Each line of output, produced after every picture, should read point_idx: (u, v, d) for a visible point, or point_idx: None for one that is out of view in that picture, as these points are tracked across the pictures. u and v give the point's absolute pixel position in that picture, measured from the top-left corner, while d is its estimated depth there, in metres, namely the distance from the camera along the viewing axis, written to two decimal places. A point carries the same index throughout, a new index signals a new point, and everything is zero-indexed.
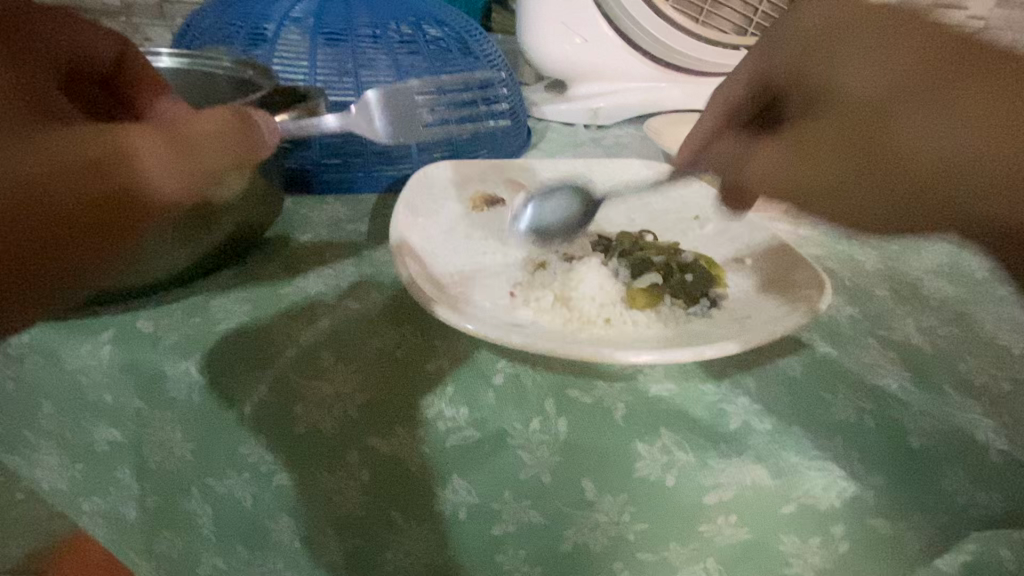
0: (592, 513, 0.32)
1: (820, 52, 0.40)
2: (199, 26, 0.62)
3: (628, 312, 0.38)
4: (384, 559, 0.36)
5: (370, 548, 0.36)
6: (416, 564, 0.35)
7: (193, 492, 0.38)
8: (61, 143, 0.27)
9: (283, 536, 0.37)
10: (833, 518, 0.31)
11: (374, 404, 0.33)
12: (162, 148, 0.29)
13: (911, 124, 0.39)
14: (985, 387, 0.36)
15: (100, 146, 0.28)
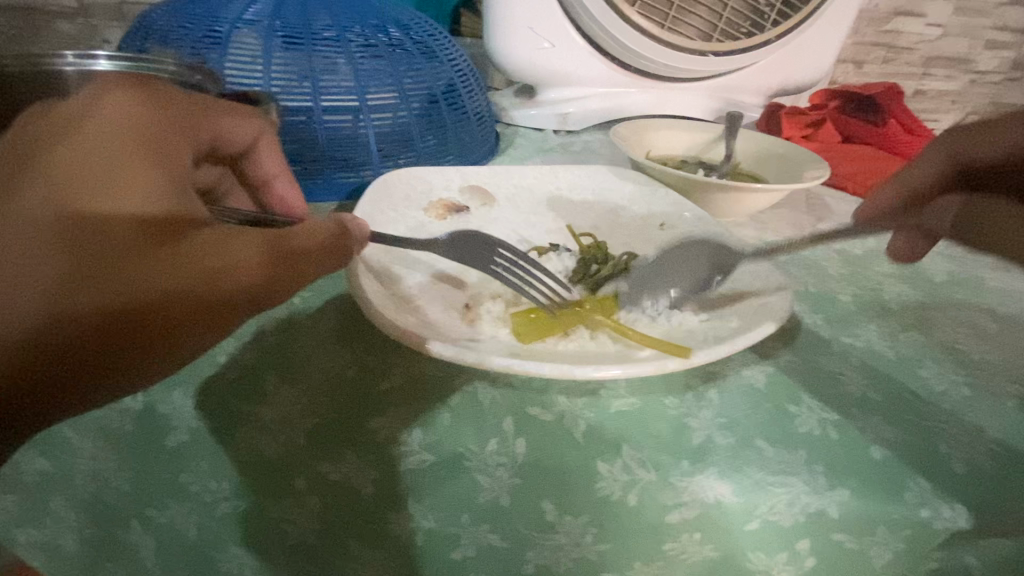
0: (553, 535, 0.30)
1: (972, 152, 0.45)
2: (150, 27, 0.59)
3: (594, 336, 0.37)
4: None
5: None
6: None
7: (133, 525, 0.32)
8: (188, 258, 0.27)
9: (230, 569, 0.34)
10: (799, 532, 0.30)
11: (321, 428, 0.31)
12: (255, 264, 0.29)
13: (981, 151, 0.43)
14: (947, 393, 0.36)
15: (187, 261, 0.27)
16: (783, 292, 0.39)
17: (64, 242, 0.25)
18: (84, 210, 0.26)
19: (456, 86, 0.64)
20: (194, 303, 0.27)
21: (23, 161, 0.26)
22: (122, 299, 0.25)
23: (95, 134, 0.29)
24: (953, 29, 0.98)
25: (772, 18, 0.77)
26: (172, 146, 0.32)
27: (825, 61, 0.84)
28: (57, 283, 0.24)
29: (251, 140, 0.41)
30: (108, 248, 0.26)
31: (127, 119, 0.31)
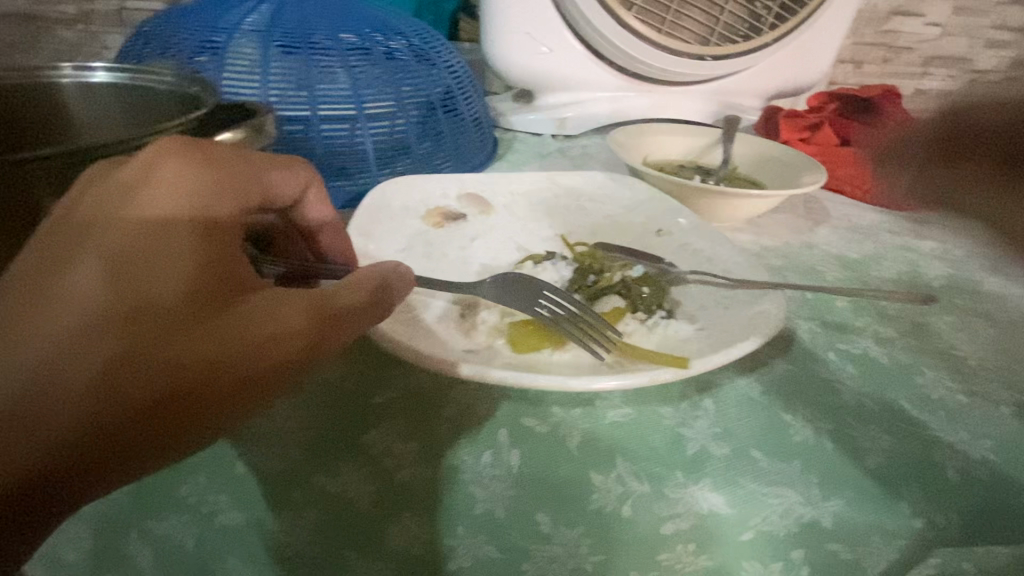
0: (548, 546, 0.29)
1: None
2: (148, 37, 0.60)
3: (589, 344, 0.36)
4: None
5: None
6: None
7: (131, 536, 0.32)
8: (235, 332, 0.28)
9: None
10: (798, 543, 0.29)
11: (318, 444, 0.32)
12: (303, 334, 0.29)
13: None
14: (942, 400, 0.36)
15: (234, 335, 0.28)
16: (779, 299, 0.39)
17: (118, 322, 0.26)
18: (138, 289, 0.27)
19: (453, 92, 0.64)
20: (242, 377, 0.28)
21: (80, 240, 0.28)
22: (175, 378, 0.26)
23: (146, 206, 0.29)
24: (953, 28, 0.98)
25: (769, 20, 0.77)
26: (225, 210, 0.32)
27: (823, 62, 0.84)
28: (119, 366, 0.26)
29: (302, 188, 0.38)
30: (158, 324, 0.27)
31: (180, 186, 0.30)
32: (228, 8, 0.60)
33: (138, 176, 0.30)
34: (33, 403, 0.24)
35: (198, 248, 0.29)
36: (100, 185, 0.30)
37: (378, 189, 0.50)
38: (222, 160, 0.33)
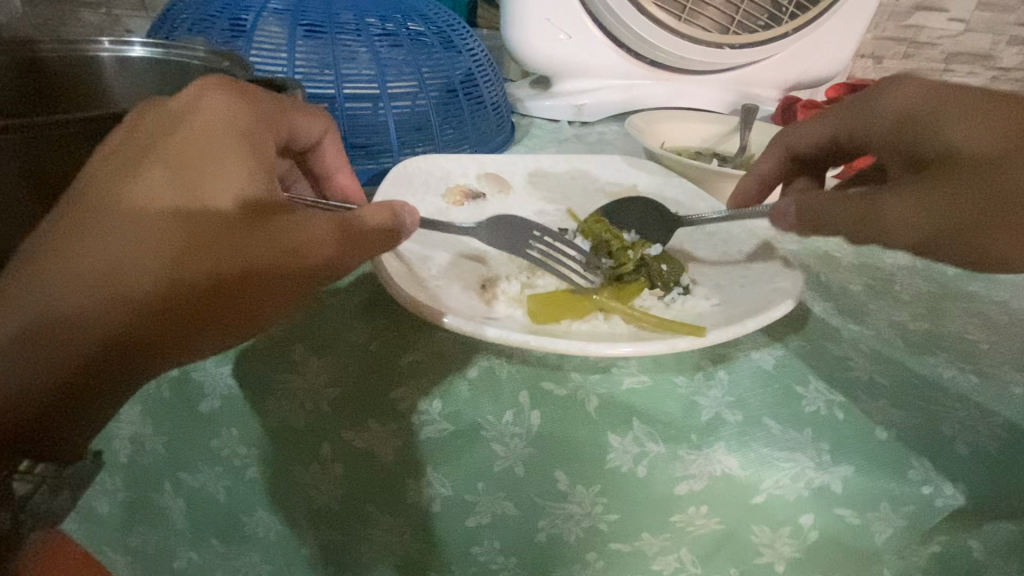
0: (565, 504, 0.32)
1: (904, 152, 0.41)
2: (177, 16, 0.62)
3: (610, 320, 0.38)
4: (360, 552, 0.35)
5: (346, 542, 0.35)
6: (392, 558, 0.35)
7: (165, 489, 0.35)
8: (276, 233, 0.29)
9: (258, 530, 0.36)
10: (803, 507, 0.31)
11: (346, 400, 0.32)
12: (336, 240, 0.31)
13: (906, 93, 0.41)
14: (954, 380, 0.36)
15: (277, 234, 0.29)
16: (794, 275, 0.40)
17: (177, 214, 0.28)
18: (194, 186, 0.29)
19: (474, 77, 0.65)
20: (284, 272, 0.29)
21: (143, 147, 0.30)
22: (226, 268, 0.27)
23: (204, 122, 0.32)
24: (977, 24, 0.97)
25: (789, 10, 0.77)
26: (261, 137, 0.34)
27: (843, 54, 0.84)
28: (172, 256, 0.27)
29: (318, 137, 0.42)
30: (206, 221, 0.28)
31: (227, 111, 0.33)
32: None
33: (187, 101, 0.32)
34: (90, 281, 0.25)
35: (240, 159, 0.31)
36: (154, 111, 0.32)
37: (402, 163, 0.51)
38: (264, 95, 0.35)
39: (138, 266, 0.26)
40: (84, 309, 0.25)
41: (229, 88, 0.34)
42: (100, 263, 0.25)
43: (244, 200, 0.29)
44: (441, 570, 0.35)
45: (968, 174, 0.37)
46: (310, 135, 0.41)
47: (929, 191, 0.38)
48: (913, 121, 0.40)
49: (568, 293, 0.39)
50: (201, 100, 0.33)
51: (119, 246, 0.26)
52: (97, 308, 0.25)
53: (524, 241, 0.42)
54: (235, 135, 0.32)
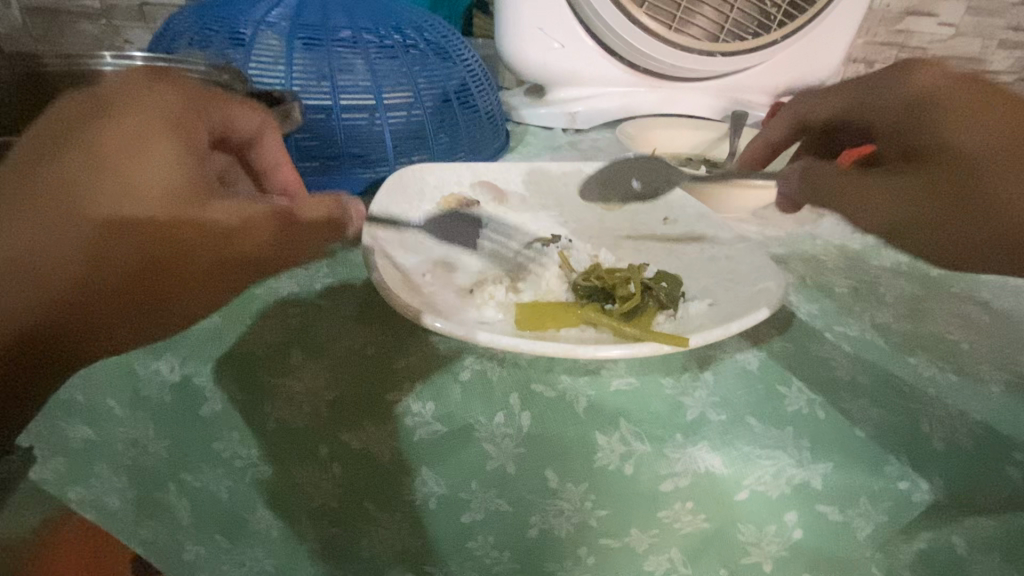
0: (556, 500, 0.32)
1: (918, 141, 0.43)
2: (176, 30, 0.63)
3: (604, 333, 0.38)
4: (362, 548, 0.35)
5: (347, 539, 0.35)
6: (394, 554, 0.35)
7: (169, 488, 0.35)
8: (215, 227, 0.31)
9: (262, 528, 0.35)
10: (785, 502, 0.32)
11: (344, 401, 0.34)
12: (271, 230, 0.34)
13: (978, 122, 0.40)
14: (932, 378, 0.37)
15: (215, 228, 0.31)
16: (778, 277, 0.41)
17: (99, 203, 0.27)
18: (115, 174, 0.28)
19: (468, 86, 0.66)
20: (222, 261, 0.32)
21: (57, 132, 0.28)
22: (163, 260, 0.29)
23: (128, 107, 0.30)
24: (966, 28, 0.98)
25: (778, 18, 0.78)
26: (194, 126, 0.33)
27: (831, 61, 0.85)
28: (104, 247, 0.27)
29: (257, 131, 0.40)
30: (139, 213, 0.28)
31: (158, 99, 0.32)
32: (254, 3, 0.62)
33: (116, 85, 0.31)
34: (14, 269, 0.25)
35: (171, 149, 0.30)
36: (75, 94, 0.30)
37: (396, 173, 0.52)
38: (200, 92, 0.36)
39: (68, 257, 0.26)
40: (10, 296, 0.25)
41: (166, 81, 0.33)
42: (24, 251, 0.25)
43: (180, 194, 0.30)
44: (440, 567, 0.34)
45: (938, 172, 0.42)
46: (247, 131, 0.40)
47: (909, 181, 0.42)
48: (914, 111, 0.43)
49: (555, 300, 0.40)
50: (137, 89, 0.31)
51: (43, 236, 0.26)
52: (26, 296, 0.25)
53: (473, 239, 0.48)
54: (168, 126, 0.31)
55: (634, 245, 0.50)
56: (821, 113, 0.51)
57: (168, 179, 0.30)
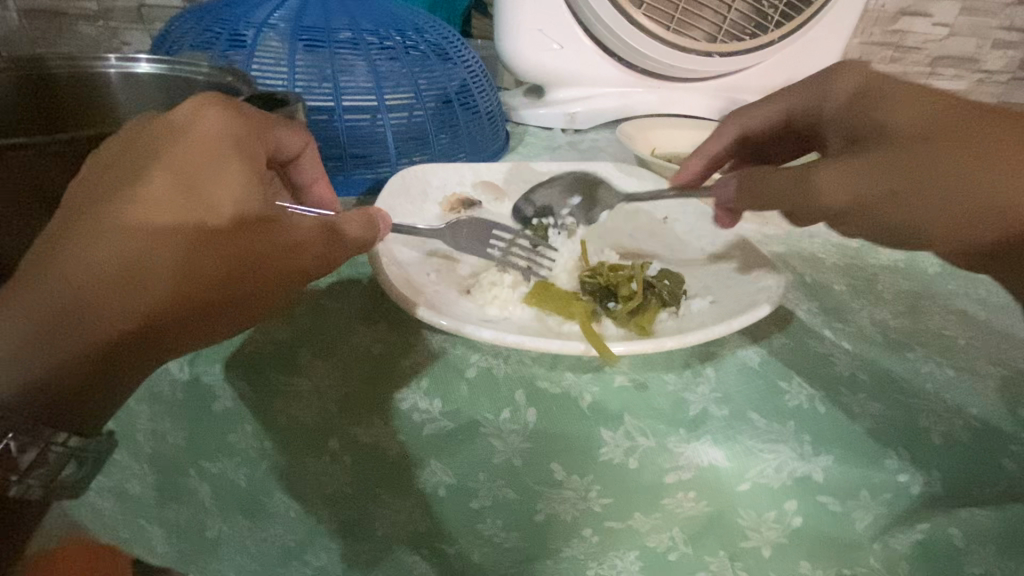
0: (562, 490, 0.33)
1: (878, 127, 0.40)
2: (178, 32, 0.63)
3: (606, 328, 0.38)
4: (375, 528, 0.36)
5: (360, 514, 0.36)
6: (404, 532, 0.36)
7: (190, 474, 0.35)
8: (275, 243, 0.31)
9: (280, 509, 0.36)
10: (785, 493, 0.33)
11: (351, 399, 0.34)
12: (326, 249, 0.34)
13: (900, 111, 0.39)
14: (930, 373, 0.38)
15: (277, 245, 0.31)
16: (777, 275, 0.42)
17: (173, 220, 0.29)
18: (191, 197, 0.30)
19: (468, 86, 0.67)
20: (281, 279, 0.32)
21: (140, 160, 0.31)
22: (226, 274, 0.30)
23: (197, 131, 0.32)
24: (961, 28, 0.99)
25: (774, 19, 0.79)
26: (258, 150, 0.34)
27: (827, 60, 0.86)
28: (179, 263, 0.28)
29: (299, 152, 0.41)
30: (208, 232, 0.30)
31: (224, 125, 0.33)
32: (255, 5, 0.63)
33: (184, 115, 0.32)
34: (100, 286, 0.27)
35: (238, 174, 0.31)
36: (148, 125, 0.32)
37: (400, 172, 0.53)
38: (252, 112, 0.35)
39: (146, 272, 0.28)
40: (95, 312, 0.27)
41: (227, 104, 0.34)
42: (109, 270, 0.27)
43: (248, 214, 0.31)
44: (447, 547, 0.35)
45: (899, 150, 0.38)
46: (291, 150, 0.40)
47: (868, 163, 0.39)
48: (863, 99, 0.42)
49: (560, 292, 0.40)
50: (199, 116, 0.32)
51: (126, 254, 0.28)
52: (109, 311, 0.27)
53: (484, 242, 0.45)
54: (235, 150, 0.32)
55: (635, 245, 0.50)
56: (761, 120, 0.49)
57: (239, 198, 0.31)
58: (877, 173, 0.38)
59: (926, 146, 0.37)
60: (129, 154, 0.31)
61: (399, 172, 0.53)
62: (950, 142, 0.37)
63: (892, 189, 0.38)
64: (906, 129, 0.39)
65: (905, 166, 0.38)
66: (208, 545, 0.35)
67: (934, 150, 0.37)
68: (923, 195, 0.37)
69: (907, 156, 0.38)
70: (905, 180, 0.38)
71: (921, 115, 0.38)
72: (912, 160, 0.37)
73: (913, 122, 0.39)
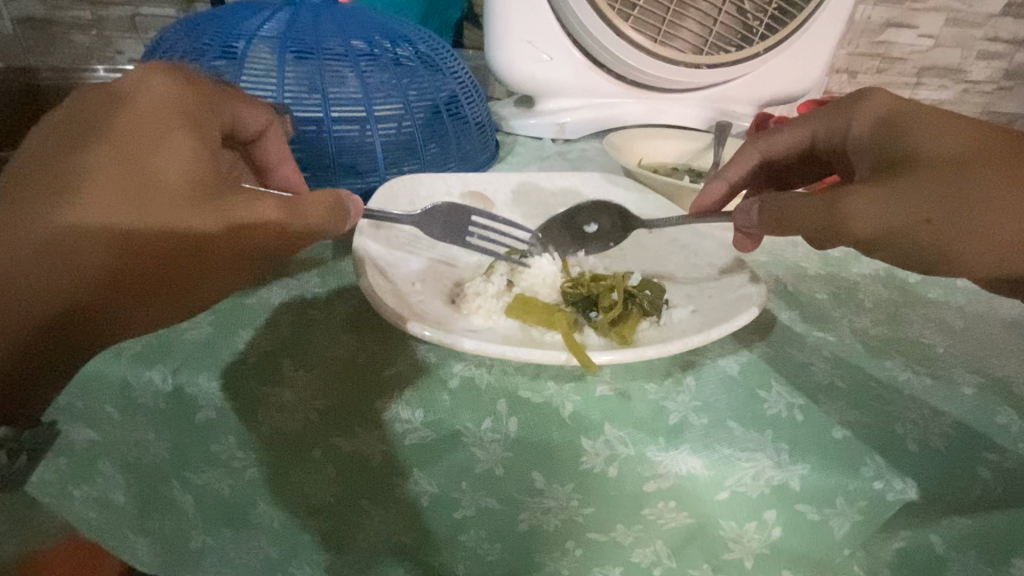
0: (543, 499, 0.34)
1: (907, 157, 0.40)
2: (170, 43, 0.64)
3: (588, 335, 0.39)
4: (360, 539, 0.37)
5: (346, 529, 0.37)
6: (390, 543, 0.37)
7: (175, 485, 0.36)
8: (225, 214, 0.32)
9: (264, 520, 0.37)
10: (765, 502, 0.33)
11: (333, 409, 0.34)
12: (283, 221, 0.34)
13: (931, 136, 0.40)
14: (908, 382, 0.38)
15: (226, 215, 0.32)
16: (759, 284, 0.43)
17: (116, 190, 0.29)
18: (134, 167, 0.30)
19: (457, 97, 0.67)
20: (233, 250, 0.32)
21: (89, 126, 0.31)
22: (174, 243, 0.30)
23: (146, 103, 0.33)
24: (946, 39, 1.01)
25: (761, 32, 0.80)
26: (208, 121, 0.35)
27: (814, 71, 0.87)
28: (124, 228, 0.29)
29: (262, 129, 0.43)
30: (156, 199, 0.30)
31: (171, 95, 0.34)
32: (246, 16, 0.63)
33: (132, 82, 0.33)
34: (48, 249, 0.28)
35: (186, 142, 0.32)
36: (100, 91, 0.33)
37: (388, 183, 0.53)
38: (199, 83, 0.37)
39: (93, 236, 0.29)
40: (48, 273, 0.28)
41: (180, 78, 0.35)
42: (52, 233, 0.28)
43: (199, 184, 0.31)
44: (434, 557, 0.37)
45: (932, 176, 0.38)
46: (253, 127, 0.42)
47: (898, 194, 0.39)
48: (890, 126, 0.43)
49: (544, 301, 0.41)
50: (151, 87, 0.34)
51: (70, 219, 0.28)
52: (59, 273, 0.29)
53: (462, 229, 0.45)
54: (184, 121, 0.33)
55: (621, 255, 0.51)
56: (783, 147, 0.52)
57: (190, 168, 0.31)
58: (906, 210, 0.38)
59: (959, 179, 0.38)
60: (76, 117, 0.32)
61: (388, 182, 0.53)
62: (972, 169, 0.38)
63: (921, 226, 0.38)
64: (940, 156, 0.39)
65: (936, 199, 0.38)
66: (194, 550, 0.39)
67: (964, 184, 0.37)
68: (955, 235, 0.38)
69: (935, 187, 0.38)
70: (937, 212, 0.38)
71: (945, 144, 0.39)
72: (946, 195, 0.38)
73: (943, 150, 0.39)
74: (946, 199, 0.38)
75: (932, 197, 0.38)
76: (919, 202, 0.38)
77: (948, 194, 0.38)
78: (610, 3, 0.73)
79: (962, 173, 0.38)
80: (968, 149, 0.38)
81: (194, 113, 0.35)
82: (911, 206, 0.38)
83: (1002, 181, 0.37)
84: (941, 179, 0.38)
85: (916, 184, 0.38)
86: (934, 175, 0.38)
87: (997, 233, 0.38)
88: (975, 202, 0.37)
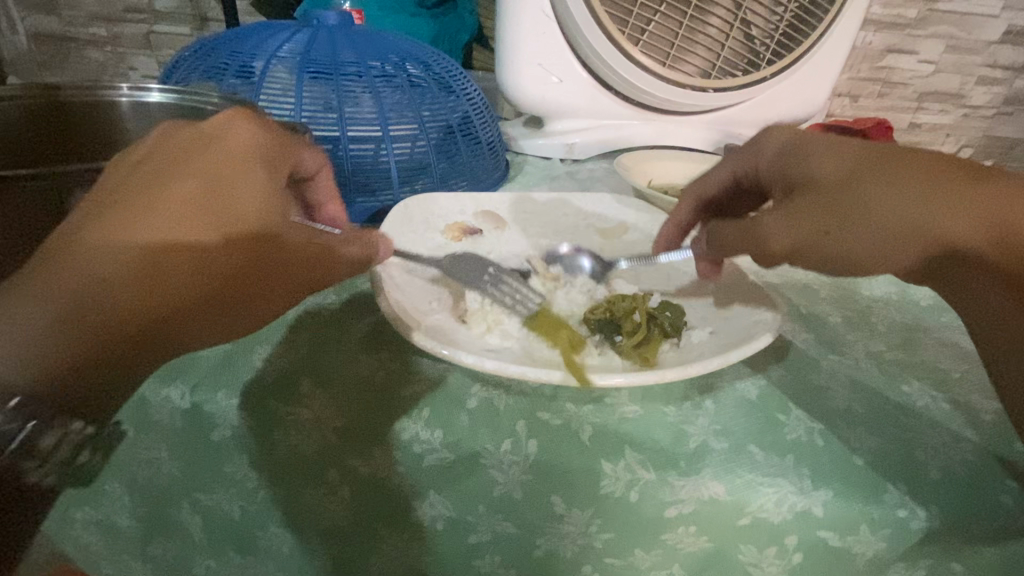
0: (561, 525, 0.33)
1: (797, 181, 0.43)
2: (190, 62, 0.65)
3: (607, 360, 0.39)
4: (369, 565, 0.35)
5: (354, 556, 0.35)
6: (398, 569, 0.35)
7: (181, 506, 0.35)
8: (292, 249, 0.35)
9: (272, 545, 0.36)
10: (787, 530, 0.33)
11: (351, 429, 0.34)
12: (346, 261, 0.38)
13: (815, 157, 0.42)
14: (926, 409, 0.38)
15: (297, 251, 0.35)
16: (771, 310, 0.42)
17: (201, 224, 0.33)
18: (219, 200, 0.33)
19: (470, 119, 0.68)
20: (295, 278, 0.36)
21: (172, 160, 0.34)
22: (249, 275, 0.34)
23: (230, 141, 0.36)
24: (946, 66, 1.02)
25: (767, 57, 0.81)
26: (280, 156, 0.38)
27: (818, 96, 0.89)
28: (206, 255, 0.32)
29: (319, 168, 0.42)
30: (236, 231, 0.33)
31: (250, 133, 0.37)
32: (264, 36, 0.64)
33: (217, 123, 0.37)
34: (137, 274, 0.30)
35: (261, 185, 0.35)
36: (183, 129, 0.37)
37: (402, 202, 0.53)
38: (274, 128, 0.38)
39: (184, 264, 0.32)
40: (131, 299, 0.30)
41: (261, 120, 0.38)
42: (144, 260, 0.31)
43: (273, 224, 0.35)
44: None
45: (824, 195, 0.41)
46: (314, 166, 0.42)
47: (803, 208, 0.41)
48: (788, 153, 0.44)
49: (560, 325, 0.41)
50: (228, 130, 0.36)
51: (161, 245, 0.31)
52: (150, 297, 0.31)
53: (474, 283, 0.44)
54: (263, 160, 0.36)
55: (633, 276, 0.51)
56: (714, 183, 0.49)
57: (269, 203, 0.35)
58: (805, 235, 0.41)
59: (860, 194, 0.40)
60: (162, 153, 0.35)
61: (402, 202, 0.53)
62: (865, 167, 0.40)
63: (809, 243, 0.42)
64: (828, 169, 0.41)
65: (825, 215, 0.41)
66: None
67: (860, 189, 0.40)
68: (848, 249, 0.41)
69: (824, 209, 0.41)
70: (840, 231, 0.40)
71: (829, 155, 0.42)
72: (841, 211, 0.40)
73: (837, 165, 0.41)
74: (832, 226, 0.40)
75: (821, 233, 0.41)
76: (807, 227, 0.41)
77: (843, 205, 0.40)
78: (620, 28, 0.74)
79: (848, 174, 0.40)
80: (849, 163, 0.41)
81: (272, 154, 0.37)
82: (787, 223, 0.41)
83: (919, 177, 0.39)
84: (822, 200, 0.41)
85: (805, 206, 0.41)
86: (821, 203, 0.41)
87: (912, 232, 0.39)
88: (903, 198, 0.39)
